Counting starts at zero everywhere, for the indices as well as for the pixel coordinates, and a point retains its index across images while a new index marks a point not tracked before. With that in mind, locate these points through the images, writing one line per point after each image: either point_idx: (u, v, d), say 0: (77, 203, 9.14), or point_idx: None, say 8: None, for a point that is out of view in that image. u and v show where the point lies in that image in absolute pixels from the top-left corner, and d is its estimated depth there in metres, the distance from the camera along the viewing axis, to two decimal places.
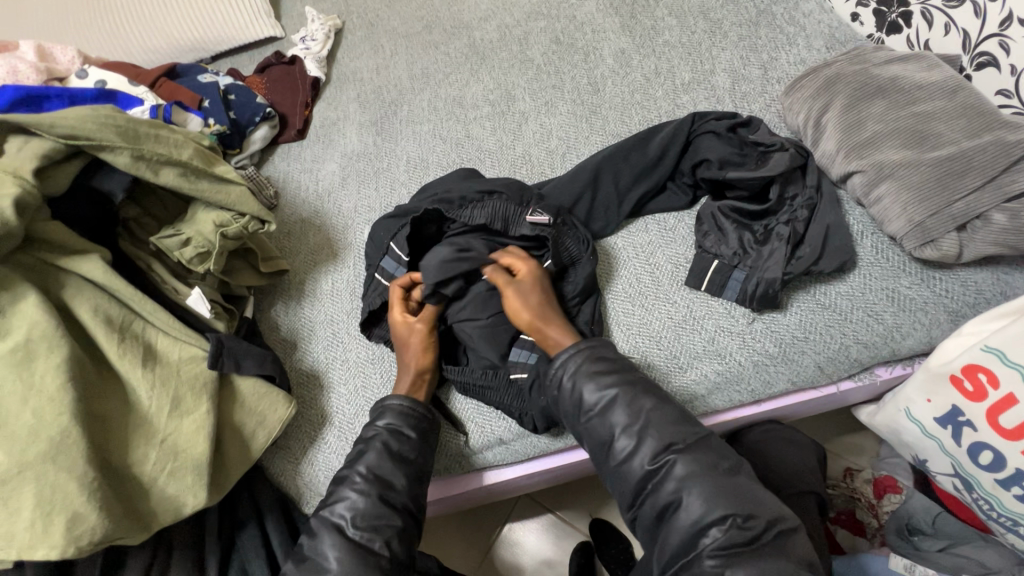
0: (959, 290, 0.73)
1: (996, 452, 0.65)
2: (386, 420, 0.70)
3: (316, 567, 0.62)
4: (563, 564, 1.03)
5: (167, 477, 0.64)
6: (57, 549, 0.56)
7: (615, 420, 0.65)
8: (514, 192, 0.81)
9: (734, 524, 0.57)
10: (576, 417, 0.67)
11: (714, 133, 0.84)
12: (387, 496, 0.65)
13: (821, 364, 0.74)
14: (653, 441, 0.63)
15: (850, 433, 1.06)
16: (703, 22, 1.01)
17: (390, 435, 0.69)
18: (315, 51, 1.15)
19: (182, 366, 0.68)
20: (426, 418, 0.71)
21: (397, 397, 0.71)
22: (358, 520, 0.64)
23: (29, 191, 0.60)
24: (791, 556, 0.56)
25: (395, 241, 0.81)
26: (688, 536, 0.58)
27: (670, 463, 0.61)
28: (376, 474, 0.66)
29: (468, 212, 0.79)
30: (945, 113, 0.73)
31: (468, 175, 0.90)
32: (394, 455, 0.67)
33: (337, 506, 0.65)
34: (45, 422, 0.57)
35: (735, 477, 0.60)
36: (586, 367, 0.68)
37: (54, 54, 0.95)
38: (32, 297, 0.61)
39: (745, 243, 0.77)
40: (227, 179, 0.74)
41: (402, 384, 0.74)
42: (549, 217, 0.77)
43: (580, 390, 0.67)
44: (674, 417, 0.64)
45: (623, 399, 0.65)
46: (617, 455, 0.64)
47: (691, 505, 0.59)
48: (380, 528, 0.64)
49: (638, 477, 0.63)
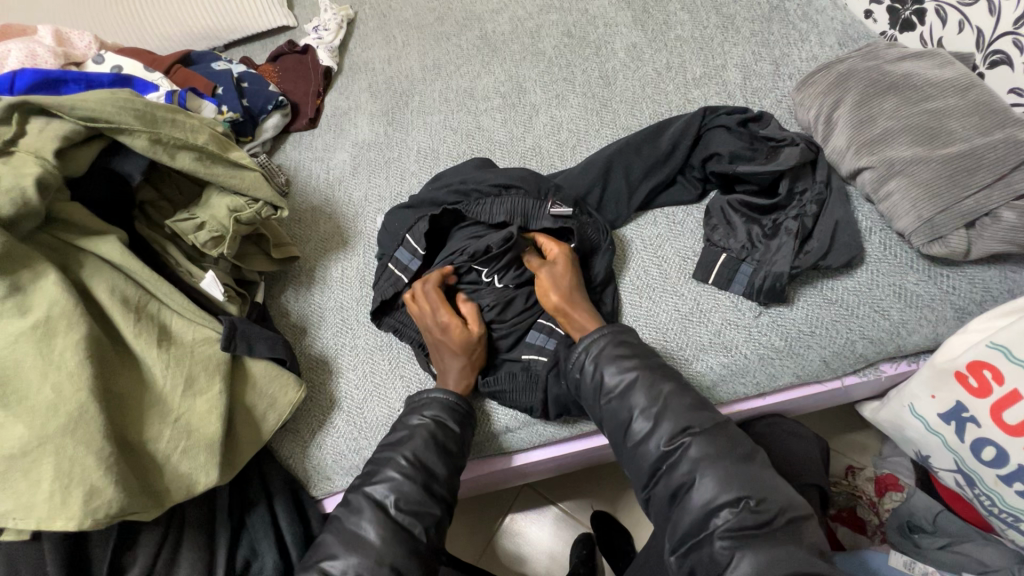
0: (966, 288, 0.73)
1: (999, 448, 0.66)
2: (432, 412, 0.70)
3: (355, 538, 0.63)
4: (565, 556, 1.04)
5: (180, 454, 0.66)
6: (73, 521, 0.57)
7: (634, 403, 0.66)
8: (532, 184, 0.80)
9: (746, 507, 0.58)
10: (597, 399, 0.69)
11: (725, 128, 0.85)
12: (431, 486, 0.67)
13: (826, 358, 0.74)
14: (670, 423, 0.64)
15: (852, 431, 1.07)
16: (715, 17, 1.01)
17: (434, 425, 0.69)
18: (328, 40, 1.16)
19: (197, 347, 0.70)
20: (469, 414, 0.73)
21: (443, 390, 0.72)
22: (401, 502, 0.65)
23: (50, 171, 0.62)
24: (805, 545, 0.57)
25: (411, 233, 0.82)
26: (701, 516, 0.59)
27: (685, 447, 0.62)
28: (422, 463, 0.67)
29: (485, 209, 0.80)
30: (957, 110, 0.73)
31: (479, 165, 0.90)
32: (439, 446, 0.68)
33: (379, 486, 0.66)
34: (64, 397, 0.59)
35: (746, 463, 0.61)
36: (608, 351, 0.70)
37: (71, 39, 0.96)
38: (53, 275, 0.63)
39: (754, 237, 0.78)
40: (242, 165, 0.75)
41: (453, 382, 0.74)
42: (572, 208, 0.78)
43: (601, 372, 0.68)
44: (692, 402, 0.65)
45: (642, 382, 0.67)
46: (634, 436, 0.65)
47: (704, 488, 0.60)
48: (421, 515, 0.65)
49: (653, 458, 0.63)
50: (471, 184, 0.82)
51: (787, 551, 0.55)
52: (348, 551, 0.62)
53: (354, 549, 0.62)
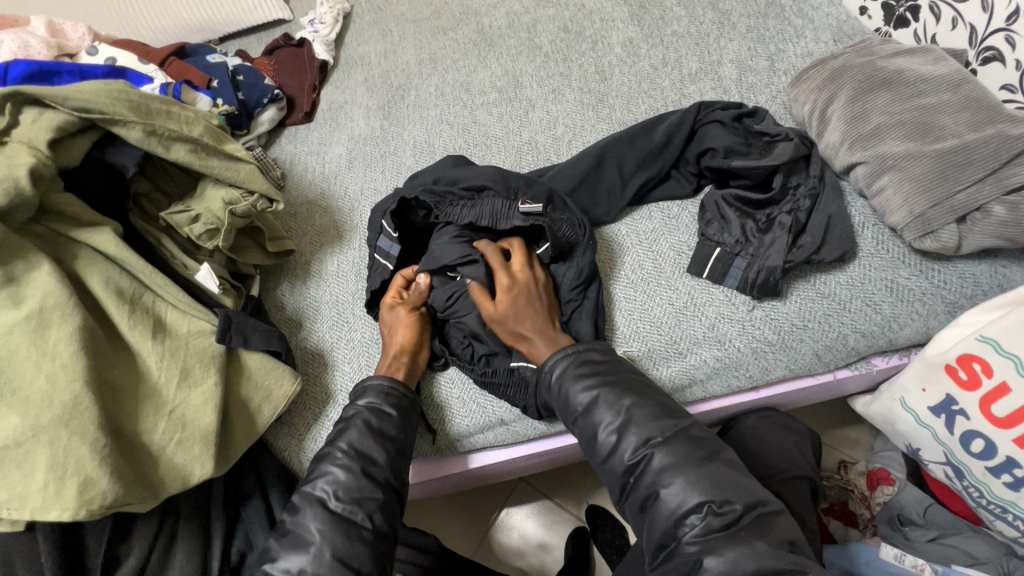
0: (957, 282, 0.74)
1: (987, 440, 0.67)
2: (366, 399, 0.71)
3: (299, 539, 0.63)
4: (559, 548, 1.05)
5: (175, 446, 0.66)
6: (69, 511, 0.57)
7: (599, 418, 0.66)
8: (502, 185, 0.80)
9: (709, 511, 0.58)
10: (567, 416, 0.69)
11: (720, 123, 0.85)
12: (370, 471, 0.67)
13: (818, 352, 0.75)
14: (634, 435, 0.64)
15: (845, 426, 1.08)
16: (711, 12, 1.02)
17: (369, 412, 0.70)
18: (324, 34, 1.16)
19: (191, 339, 0.70)
20: (407, 397, 0.73)
21: (378, 377, 0.73)
22: (340, 493, 0.65)
23: (44, 162, 0.62)
24: (769, 538, 0.57)
25: (387, 219, 0.81)
26: (671, 524, 0.60)
27: (648, 458, 0.63)
28: (358, 449, 0.68)
29: (456, 210, 0.80)
30: (949, 106, 0.74)
31: (456, 161, 0.90)
32: (374, 432, 0.69)
33: (319, 481, 0.66)
34: (59, 388, 0.59)
35: (708, 465, 0.61)
36: (571, 370, 0.69)
37: (65, 30, 0.96)
38: (47, 266, 0.62)
39: (748, 231, 0.78)
40: (237, 157, 0.75)
41: (382, 366, 0.75)
42: (542, 207, 0.76)
43: (566, 390, 0.68)
44: (653, 412, 0.65)
45: (603, 399, 0.66)
46: (602, 450, 0.66)
47: (670, 495, 0.60)
48: (362, 502, 0.65)
49: (622, 471, 0.64)
50: (442, 185, 0.82)
51: (747, 550, 0.56)
52: (334, 539, 0.62)
53: (338, 537, 0.63)
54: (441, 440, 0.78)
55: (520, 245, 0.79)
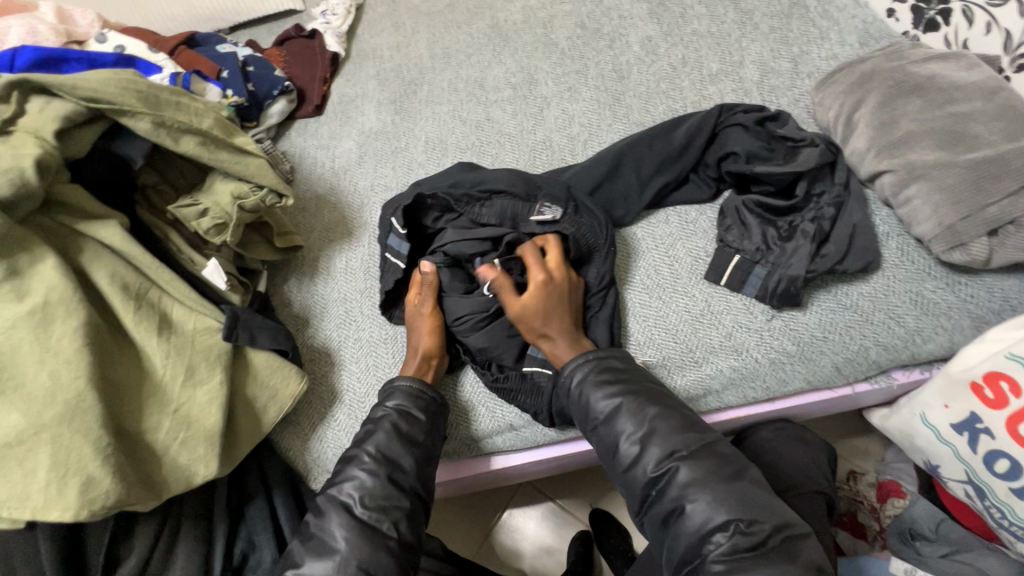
0: (984, 296, 0.72)
1: (1012, 460, 0.65)
2: (395, 402, 0.70)
3: (323, 545, 0.61)
4: (562, 552, 1.04)
5: (179, 445, 0.64)
6: (70, 512, 0.55)
7: (621, 428, 0.64)
8: (521, 187, 0.79)
9: (737, 530, 0.56)
10: (586, 423, 0.68)
11: (742, 126, 0.83)
12: (396, 477, 0.65)
13: (838, 364, 0.73)
14: (657, 447, 0.62)
15: (856, 436, 1.05)
16: (733, 12, 1.00)
17: (399, 416, 0.69)
18: (336, 26, 1.14)
19: (197, 337, 0.68)
20: (435, 400, 0.72)
21: (407, 379, 0.71)
22: (366, 500, 0.64)
23: (50, 153, 0.60)
24: (798, 563, 0.55)
25: (397, 216, 0.79)
26: (694, 541, 0.58)
27: (673, 471, 0.61)
28: (386, 454, 0.66)
29: (474, 212, 0.79)
30: (983, 114, 0.72)
31: (467, 168, 0.86)
32: (404, 438, 0.67)
33: (346, 484, 0.65)
34: (62, 385, 0.58)
35: (736, 482, 0.60)
36: (591, 376, 0.68)
37: (73, 16, 0.94)
38: (52, 260, 0.61)
39: (769, 239, 0.76)
40: (246, 151, 0.73)
41: (411, 366, 0.74)
42: (558, 214, 0.77)
43: (587, 397, 0.67)
44: (678, 425, 0.63)
45: (628, 408, 0.65)
46: (623, 461, 0.64)
47: (695, 512, 0.58)
48: (388, 510, 0.64)
49: (642, 484, 0.62)
50: (461, 188, 0.80)
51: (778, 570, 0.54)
52: (344, 547, 0.61)
53: (346, 548, 0.61)
54: (451, 443, 0.77)
55: (556, 242, 0.77)
